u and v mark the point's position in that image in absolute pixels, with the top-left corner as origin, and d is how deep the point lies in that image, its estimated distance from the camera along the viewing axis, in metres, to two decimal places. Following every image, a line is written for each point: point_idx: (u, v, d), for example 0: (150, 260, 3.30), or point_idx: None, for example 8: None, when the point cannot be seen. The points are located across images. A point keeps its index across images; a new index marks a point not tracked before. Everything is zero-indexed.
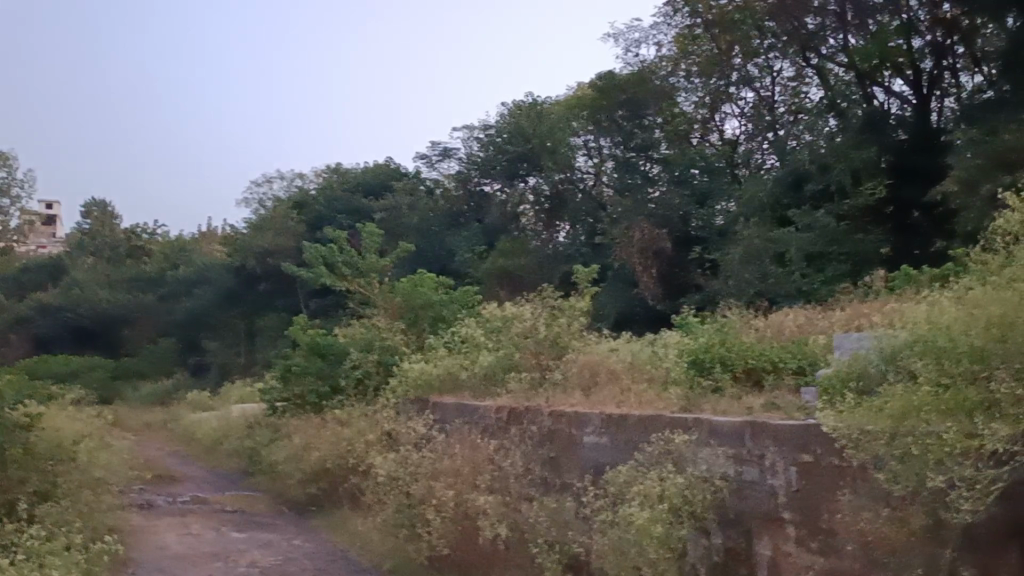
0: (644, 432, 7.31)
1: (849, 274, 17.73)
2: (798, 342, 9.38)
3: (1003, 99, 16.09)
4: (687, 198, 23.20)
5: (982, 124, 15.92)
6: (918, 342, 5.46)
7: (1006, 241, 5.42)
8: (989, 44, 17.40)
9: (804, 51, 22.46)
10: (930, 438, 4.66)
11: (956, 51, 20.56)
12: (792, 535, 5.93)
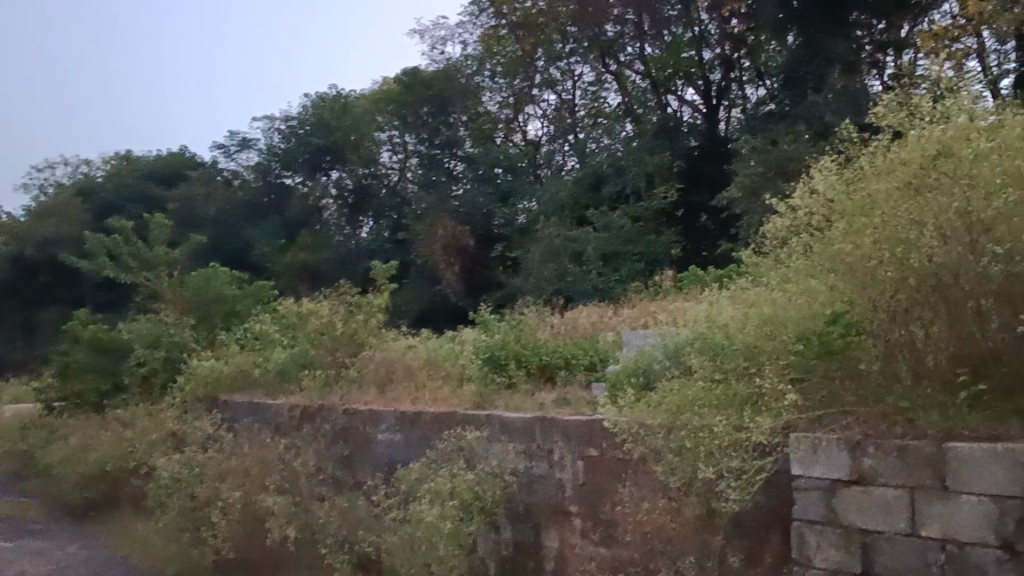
0: (437, 429, 7.34)
1: (642, 273, 18.40)
2: (589, 339, 9.64)
3: (784, 112, 17.09)
4: (490, 196, 23.45)
5: (764, 133, 16.91)
6: (697, 340, 5.70)
7: (773, 245, 5.73)
8: (773, 60, 18.42)
9: (603, 55, 23.24)
10: (702, 431, 4.89)
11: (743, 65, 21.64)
12: (578, 526, 6.10)
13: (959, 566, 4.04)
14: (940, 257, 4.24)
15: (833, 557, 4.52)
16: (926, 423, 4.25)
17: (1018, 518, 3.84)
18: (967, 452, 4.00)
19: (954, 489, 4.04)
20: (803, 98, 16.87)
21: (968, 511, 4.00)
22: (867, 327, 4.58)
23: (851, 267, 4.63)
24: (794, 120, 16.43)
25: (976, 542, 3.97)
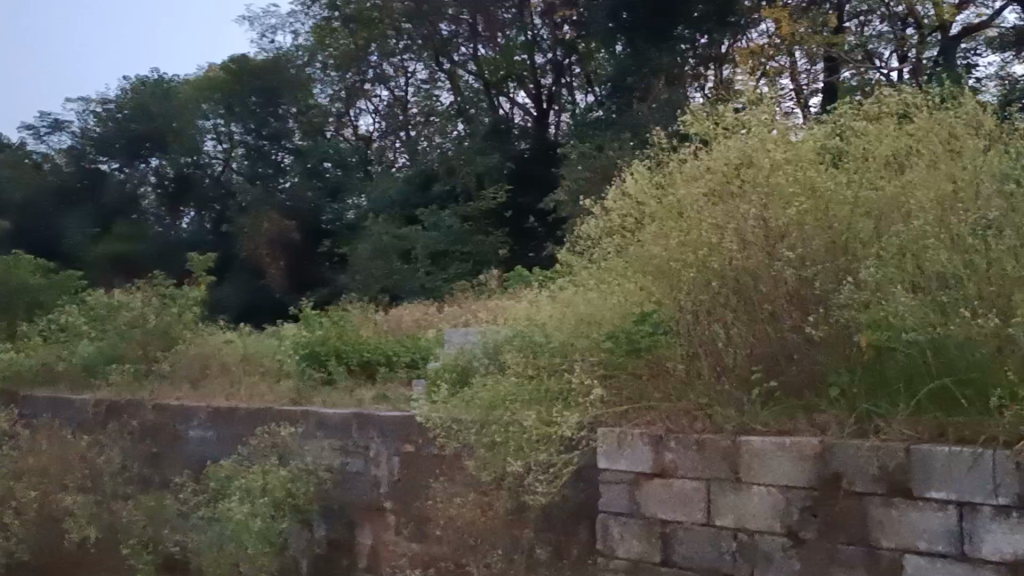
0: (250, 425, 7.18)
1: (469, 273, 18.48)
2: (413, 337, 9.60)
3: (609, 120, 17.51)
4: (318, 191, 23.16)
5: (590, 139, 17.35)
6: (515, 338, 5.76)
7: (585, 246, 5.88)
8: (602, 68, 18.90)
9: (437, 55, 23.24)
10: (512, 427, 4.98)
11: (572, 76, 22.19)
12: (391, 523, 6.12)
13: (749, 553, 4.27)
14: (741, 260, 4.50)
15: (635, 547, 4.70)
16: (723, 419, 4.47)
17: (802, 506, 4.09)
18: (759, 445, 4.22)
19: (746, 479, 4.26)
20: (628, 107, 17.30)
21: (759, 501, 4.23)
22: (673, 326, 4.82)
23: (659, 269, 4.84)
24: (620, 128, 16.83)
25: (764, 530, 4.21)
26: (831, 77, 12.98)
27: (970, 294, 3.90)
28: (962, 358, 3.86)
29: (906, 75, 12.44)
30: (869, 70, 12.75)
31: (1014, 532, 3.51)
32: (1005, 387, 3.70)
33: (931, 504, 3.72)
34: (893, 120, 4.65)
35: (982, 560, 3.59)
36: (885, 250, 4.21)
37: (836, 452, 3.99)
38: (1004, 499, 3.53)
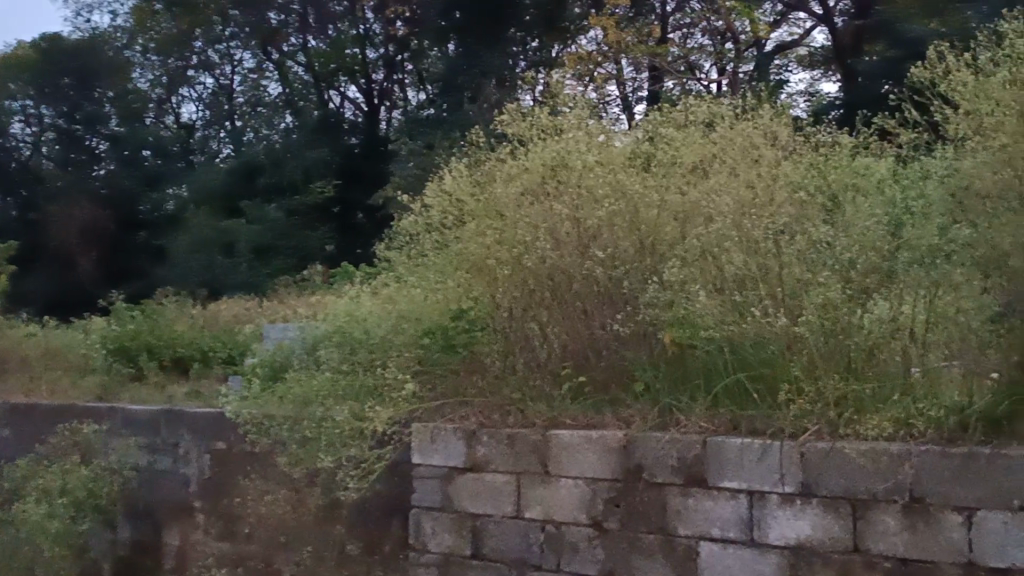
0: (50, 424, 6.83)
1: (294, 268, 18.08)
2: (229, 332, 9.30)
3: (441, 117, 17.17)
4: (137, 179, 22.35)
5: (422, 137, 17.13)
6: (332, 332, 5.67)
7: (402, 242, 5.86)
8: (434, 65, 18.39)
9: (264, 45, 22.05)
10: (326, 422, 4.97)
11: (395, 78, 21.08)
12: (200, 523, 5.97)
13: (554, 544, 4.40)
14: (554, 260, 4.64)
15: (446, 541, 4.77)
16: (534, 414, 4.59)
17: (606, 498, 4.25)
18: (567, 439, 4.36)
19: (555, 472, 4.39)
20: (459, 106, 16.84)
21: (566, 494, 4.36)
22: (489, 323, 4.91)
23: (476, 267, 4.90)
24: (451, 128, 16.49)
25: (570, 521, 4.35)
26: (653, 84, 13.27)
27: (765, 296, 4.14)
28: (756, 356, 4.12)
29: (724, 85, 13.03)
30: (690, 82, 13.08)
31: (797, 518, 3.76)
32: (791, 382, 3.98)
33: (725, 493, 3.93)
34: (700, 126, 4.85)
35: (768, 545, 3.82)
36: (688, 253, 4.42)
37: (638, 445, 4.16)
38: (790, 488, 3.77)
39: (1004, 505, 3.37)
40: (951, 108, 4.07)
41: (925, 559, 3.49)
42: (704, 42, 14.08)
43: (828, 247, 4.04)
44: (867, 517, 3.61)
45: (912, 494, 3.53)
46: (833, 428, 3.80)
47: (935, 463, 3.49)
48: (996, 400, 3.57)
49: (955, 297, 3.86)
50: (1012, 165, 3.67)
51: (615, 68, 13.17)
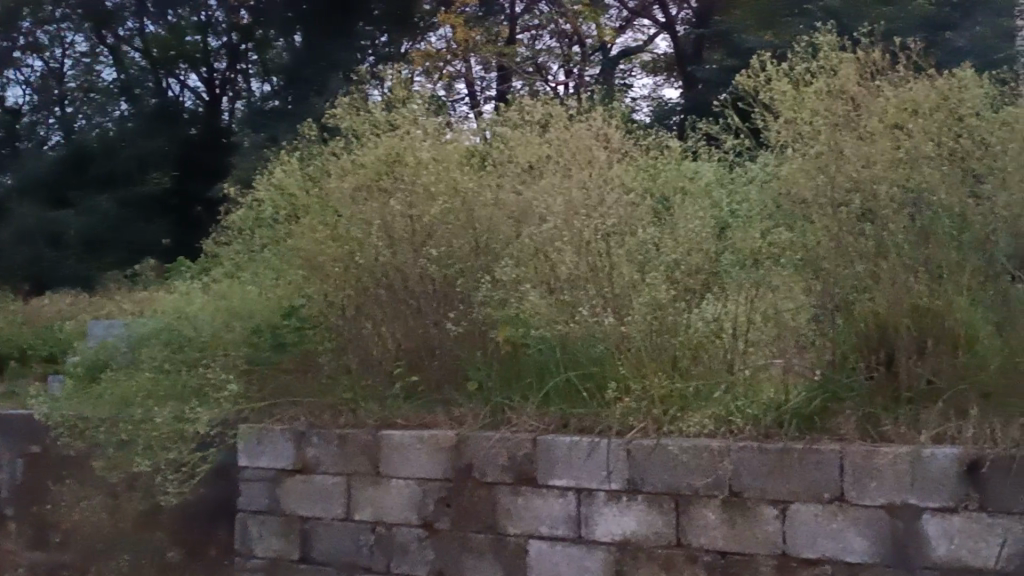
0: None
1: None
2: (48, 328, 8.78)
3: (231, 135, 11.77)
4: None
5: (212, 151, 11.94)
6: (155, 329, 5.42)
7: (230, 237, 5.63)
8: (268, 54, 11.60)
9: (97, 29, 12.66)
10: (144, 423, 4.81)
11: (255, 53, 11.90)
12: (12, 531, 5.63)
13: (385, 544, 4.38)
14: (387, 258, 4.58)
15: (273, 545, 4.69)
16: (365, 413, 4.55)
17: (437, 498, 4.25)
18: (398, 440, 4.34)
19: (386, 473, 4.37)
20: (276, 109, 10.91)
21: (397, 494, 4.35)
22: (320, 322, 4.80)
23: (309, 263, 4.77)
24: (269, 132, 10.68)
25: (401, 522, 4.34)
26: (502, 84, 12.53)
27: (594, 295, 4.19)
28: (586, 354, 4.21)
29: (572, 86, 12.73)
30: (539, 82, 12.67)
31: (622, 515, 3.83)
32: (617, 381, 4.09)
33: (553, 491, 3.98)
34: (534, 127, 4.81)
35: (595, 541, 3.89)
36: (520, 252, 4.43)
37: (469, 445, 4.17)
38: (616, 485, 3.84)
39: (815, 497, 3.51)
40: (772, 115, 4.17)
41: (742, 552, 3.61)
42: (553, 45, 13.26)
43: (656, 250, 4.17)
44: (689, 512, 3.71)
45: (731, 489, 3.64)
46: (657, 425, 3.88)
47: (753, 458, 3.61)
48: (809, 398, 3.75)
49: (771, 300, 3.99)
50: (824, 171, 3.80)
51: (465, 66, 12.16)
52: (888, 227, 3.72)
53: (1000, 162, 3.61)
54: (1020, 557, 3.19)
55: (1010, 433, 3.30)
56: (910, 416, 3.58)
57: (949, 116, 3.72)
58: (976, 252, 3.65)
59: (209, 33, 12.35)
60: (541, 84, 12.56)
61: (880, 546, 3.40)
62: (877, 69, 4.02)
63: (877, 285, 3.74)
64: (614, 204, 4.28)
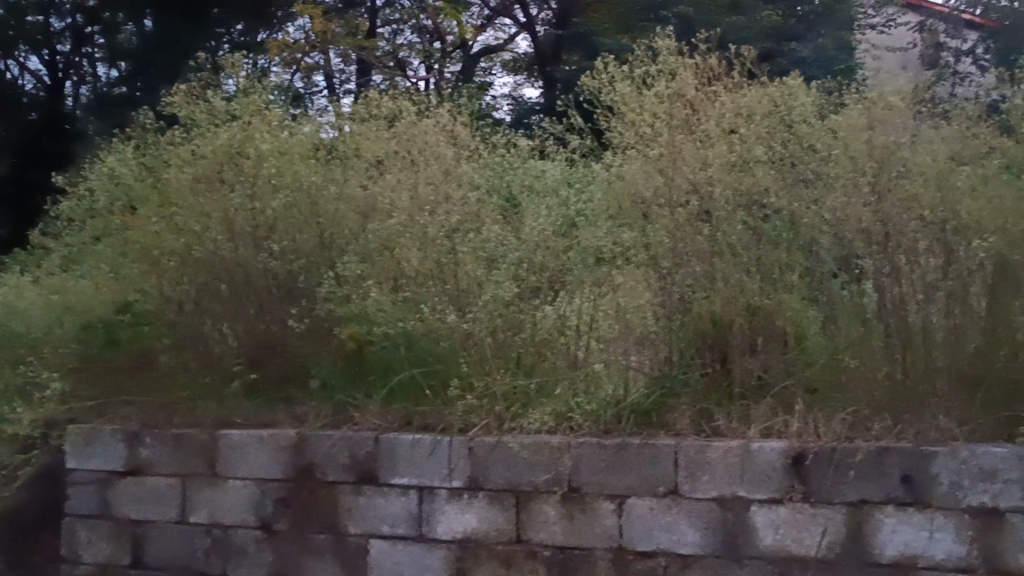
0: None
1: None
2: None
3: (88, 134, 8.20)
4: None
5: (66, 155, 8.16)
6: None
7: (60, 231, 5.34)
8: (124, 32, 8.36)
9: None
10: None
11: (99, 37, 8.52)
12: None
13: (222, 548, 4.28)
14: (227, 252, 4.46)
15: (103, 550, 4.57)
16: (203, 413, 4.43)
17: (277, 499, 4.16)
18: (237, 439, 4.24)
19: (223, 474, 4.26)
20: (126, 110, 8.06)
21: (235, 495, 4.24)
22: (155, 319, 4.64)
23: (145, 257, 4.60)
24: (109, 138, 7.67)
25: (238, 524, 4.24)
26: (361, 77, 12.12)
27: (439, 293, 4.19)
28: (431, 351, 4.21)
29: (432, 83, 12.47)
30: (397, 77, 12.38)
31: (463, 512, 3.84)
32: (459, 378, 4.12)
33: (394, 490, 3.95)
34: (380, 122, 4.66)
35: (436, 540, 3.89)
36: (366, 248, 4.40)
37: (309, 444, 4.11)
38: (457, 482, 3.84)
39: (651, 491, 3.59)
40: (615, 117, 4.21)
41: (579, 546, 3.67)
42: (414, 40, 13.19)
43: (501, 248, 4.16)
44: (529, 508, 3.75)
45: (569, 485, 3.69)
46: (499, 422, 3.94)
47: (592, 454, 3.67)
48: (646, 393, 3.84)
49: (612, 299, 4.00)
50: (663, 173, 3.87)
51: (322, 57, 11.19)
52: (723, 228, 3.83)
53: (824, 169, 3.73)
54: (839, 545, 3.35)
55: (832, 428, 3.48)
56: (740, 411, 3.73)
57: (779, 123, 3.86)
58: (800, 253, 3.82)
59: (51, 13, 8.57)
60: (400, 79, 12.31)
61: (710, 537, 3.50)
62: (715, 76, 4.11)
63: (712, 286, 3.85)
64: (460, 201, 4.24)
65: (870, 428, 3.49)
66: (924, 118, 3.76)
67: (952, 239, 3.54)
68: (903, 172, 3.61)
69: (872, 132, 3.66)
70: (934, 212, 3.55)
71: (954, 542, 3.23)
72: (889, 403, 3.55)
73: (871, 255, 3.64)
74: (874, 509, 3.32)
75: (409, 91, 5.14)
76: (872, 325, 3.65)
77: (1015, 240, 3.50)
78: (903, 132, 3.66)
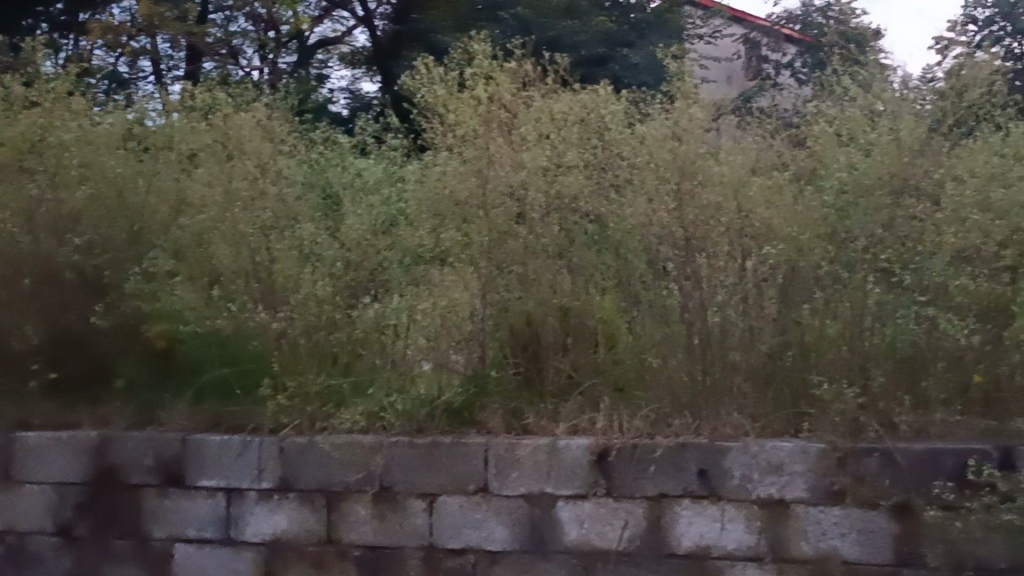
0: None
1: None
2: None
3: None
4: None
5: None
6: None
7: None
8: None
9: None
10: None
11: None
12: None
13: (17, 555, 4.12)
14: (25, 246, 4.27)
15: None
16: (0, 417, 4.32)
17: (77, 504, 4.02)
18: (32, 441, 4.08)
19: (18, 478, 4.10)
20: None
21: (31, 500, 4.08)
22: None
23: None
24: None
25: (35, 530, 4.07)
26: (190, 64, 11.38)
27: (250, 291, 4.12)
28: (242, 351, 4.13)
29: (265, 73, 12.13)
30: (231, 65, 11.56)
31: (272, 513, 3.80)
32: (270, 378, 4.06)
33: (202, 492, 3.87)
34: (195, 114, 4.52)
35: (244, 543, 3.83)
36: (178, 243, 4.30)
37: (111, 446, 3.98)
38: (267, 483, 3.80)
39: (461, 489, 3.64)
40: (434, 117, 4.20)
41: (390, 545, 3.70)
42: (247, 28, 11.95)
43: (317, 246, 4.12)
44: (341, 508, 3.74)
45: (381, 484, 3.71)
46: (311, 423, 3.93)
47: (404, 453, 3.69)
48: (459, 392, 3.87)
49: (430, 299, 3.99)
50: (479, 175, 3.91)
51: (151, 43, 10.68)
52: (535, 231, 3.91)
53: (631, 176, 3.85)
54: (639, 538, 3.49)
55: (635, 424, 3.62)
56: (549, 410, 3.84)
57: (588, 129, 3.97)
58: (611, 256, 3.93)
59: None
60: (233, 69, 11.61)
61: (518, 534, 3.58)
62: (528, 80, 4.15)
63: (525, 289, 3.93)
64: (276, 197, 4.21)
65: (671, 425, 3.64)
66: (721, 131, 3.94)
67: (748, 243, 3.73)
68: (705, 180, 3.76)
69: (676, 142, 3.78)
70: (731, 218, 3.73)
71: (744, 532, 3.42)
72: (690, 401, 3.69)
73: (676, 258, 3.77)
74: (672, 503, 3.47)
75: (228, 84, 4.97)
76: (675, 325, 3.79)
77: (802, 248, 3.73)
78: (704, 144, 3.81)
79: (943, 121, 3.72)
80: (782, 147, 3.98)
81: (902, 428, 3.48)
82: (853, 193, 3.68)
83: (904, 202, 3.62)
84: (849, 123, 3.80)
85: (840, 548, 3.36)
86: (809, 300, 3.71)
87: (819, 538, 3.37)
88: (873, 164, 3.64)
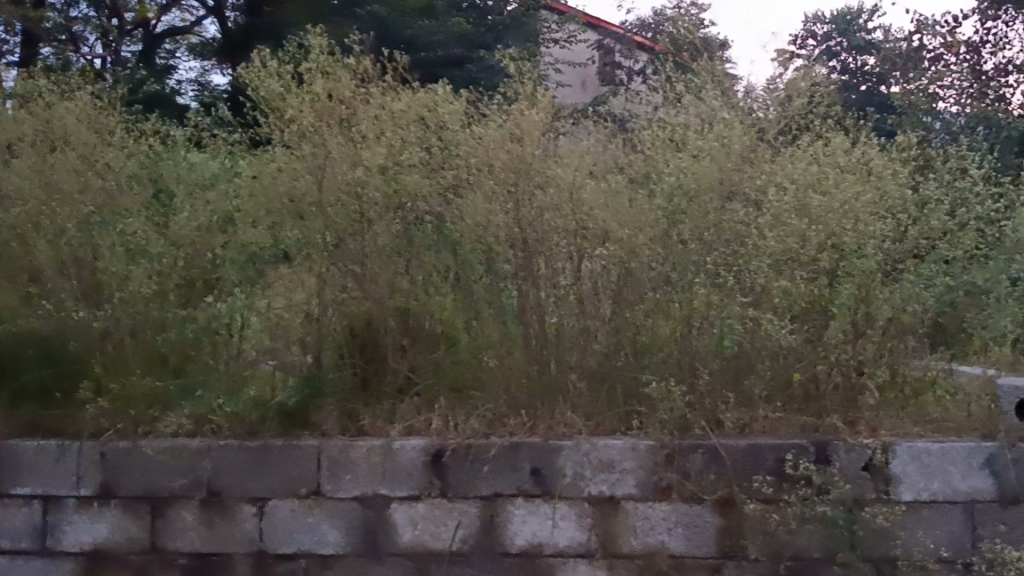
0: None
1: None
2: None
3: None
4: None
5: None
6: None
7: None
8: None
9: None
10: None
11: None
12: None
13: None
14: None
15: None
16: None
17: None
18: None
19: None
20: None
21: None
22: None
23: None
24: None
25: None
26: (25, 49, 10.79)
27: (72, 290, 4.00)
28: (63, 353, 3.96)
29: (108, 62, 11.62)
30: (72, 53, 11.07)
31: (93, 521, 3.68)
32: (93, 381, 3.92)
33: (17, 501, 3.72)
34: (15, 104, 4.30)
35: (63, 552, 3.70)
36: None
37: None
38: (88, 490, 3.68)
39: (293, 493, 3.58)
40: (267, 111, 4.05)
41: (218, 552, 3.61)
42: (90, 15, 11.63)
43: (144, 243, 3.98)
44: (166, 515, 3.65)
45: (209, 489, 3.62)
46: (134, 426, 3.78)
47: (232, 456, 3.62)
48: (292, 393, 3.78)
49: (268, 301, 3.94)
50: (314, 173, 3.84)
51: None
52: (372, 231, 3.87)
53: (468, 176, 3.84)
54: (472, 538, 3.50)
55: (470, 424, 3.62)
56: (387, 411, 3.80)
57: (427, 127, 3.92)
58: (448, 256, 3.93)
59: None
60: (73, 56, 11.08)
61: (351, 537, 3.54)
62: (366, 77, 4.05)
63: (362, 288, 3.87)
64: (100, 190, 4.03)
65: (506, 424, 3.65)
66: (562, 134, 3.99)
67: (584, 246, 3.79)
68: (542, 181, 3.80)
69: (516, 145, 3.77)
70: (567, 221, 3.78)
71: (576, 529, 3.47)
72: (527, 401, 3.71)
73: (513, 259, 3.81)
74: (505, 502, 3.50)
75: (55, 71, 4.70)
76: (511, 324, 3.83)
77: (635, 250, 3.77)
78: (539, 146, 3.81)
79: (769, 129, 3.93)
80: (618, 151, 4.03)
81: (727, 425, 3.63)
82: (683, 198, 3.76)
83: (728, 207, 3.76)
84: (680, 130, 3.91)
85: (666, 543, 3.45)
86: (642, 300, 3.78)
87: (647, 533, 3.46)
88: (703, 169, 3.74)
